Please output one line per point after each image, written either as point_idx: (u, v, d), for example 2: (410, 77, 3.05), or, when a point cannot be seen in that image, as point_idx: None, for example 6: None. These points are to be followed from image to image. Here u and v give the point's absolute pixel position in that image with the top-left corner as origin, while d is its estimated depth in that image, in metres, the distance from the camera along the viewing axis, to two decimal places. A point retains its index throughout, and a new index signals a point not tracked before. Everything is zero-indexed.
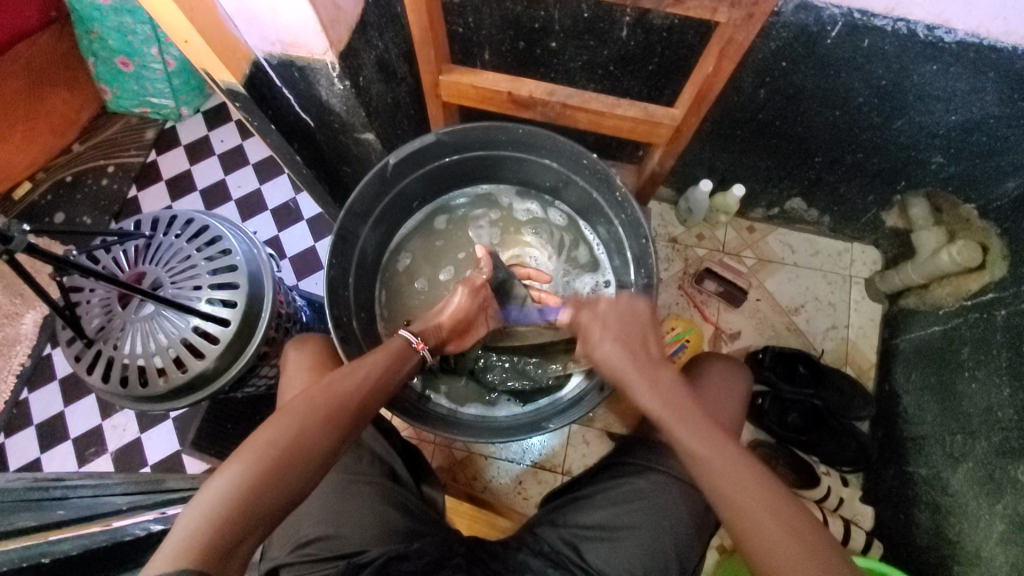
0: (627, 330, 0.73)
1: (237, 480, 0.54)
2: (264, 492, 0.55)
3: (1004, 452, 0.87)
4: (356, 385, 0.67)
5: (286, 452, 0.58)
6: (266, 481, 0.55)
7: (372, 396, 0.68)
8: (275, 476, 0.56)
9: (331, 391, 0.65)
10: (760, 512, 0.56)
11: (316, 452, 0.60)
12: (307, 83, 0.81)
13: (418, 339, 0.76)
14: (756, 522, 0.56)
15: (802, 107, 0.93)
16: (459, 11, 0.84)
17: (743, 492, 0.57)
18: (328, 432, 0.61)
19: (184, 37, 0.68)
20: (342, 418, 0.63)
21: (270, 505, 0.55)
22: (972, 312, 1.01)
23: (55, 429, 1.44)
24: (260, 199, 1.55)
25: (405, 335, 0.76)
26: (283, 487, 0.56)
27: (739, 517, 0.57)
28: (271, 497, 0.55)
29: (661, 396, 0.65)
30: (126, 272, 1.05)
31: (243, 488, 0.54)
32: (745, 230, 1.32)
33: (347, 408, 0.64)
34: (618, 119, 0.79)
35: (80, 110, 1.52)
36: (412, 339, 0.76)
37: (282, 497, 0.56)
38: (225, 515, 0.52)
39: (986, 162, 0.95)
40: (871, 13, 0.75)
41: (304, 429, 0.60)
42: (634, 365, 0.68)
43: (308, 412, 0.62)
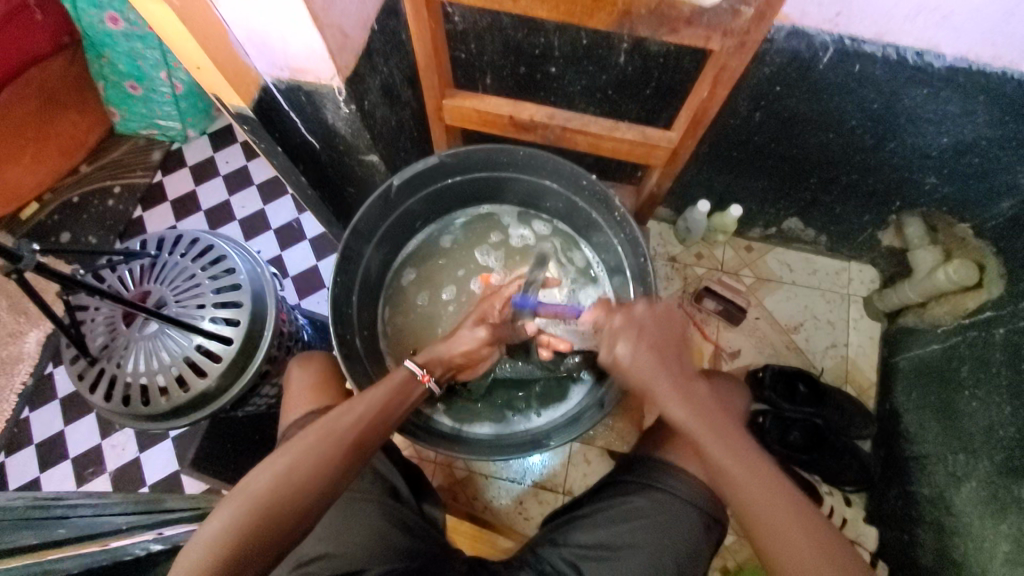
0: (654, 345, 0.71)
1: (232, 520, 0.57)
2: (256, 532, 0.57)
3: (1007, 471, 0.87)
4: (354, 421, 0.67)
5: (281, 492, 0.60)
6: (260, 521, 0.58)
7: (371, 431, 0.67)
8: (267, 517, 0.58)
9: (329, 428, 0.65)
10: (778, 516, 0.61)
11: (311, 489, 0.61)
12: (314, 106, 0.83)
13: (424, 371, 0.74)
14: (776, 527, 0.61)
15: (797, 129, 0.95)
16: (462, 39, 0.87)
17: (763, 499, 0.62)
18: (322, 472, 0.62)
19: (196, 65, 0.71)
20: (339, 454, 0.64)
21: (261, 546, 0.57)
22: (971, 330, 1.02)
23: (54, 448, 1.44)
24: (264, 218, 1.57)
25: (410, 366, 0.74)
26: (275, 527, 0.58)
27: (762, 525, 0.61)
28: (268, 535, 0.58)
29: (691, 406, 0.68)
30: (131, 290, 1.07)
31: (235, 529, 0.57)
32: (743, 249, 1.33)
33: (343, 445, 0.64)
34: (616, 141, 0.81)
35: (88, 132, 1.54)
36: (418, 371, 0.74)
37: (275, 537, 0.58)
38: (218, 557, 0.55)
39: (979, 182, 0.97)
40: (861, 38, 0.77)
41: (299, 465, 0.62)
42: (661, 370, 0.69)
43: (304, 448, 0.63)
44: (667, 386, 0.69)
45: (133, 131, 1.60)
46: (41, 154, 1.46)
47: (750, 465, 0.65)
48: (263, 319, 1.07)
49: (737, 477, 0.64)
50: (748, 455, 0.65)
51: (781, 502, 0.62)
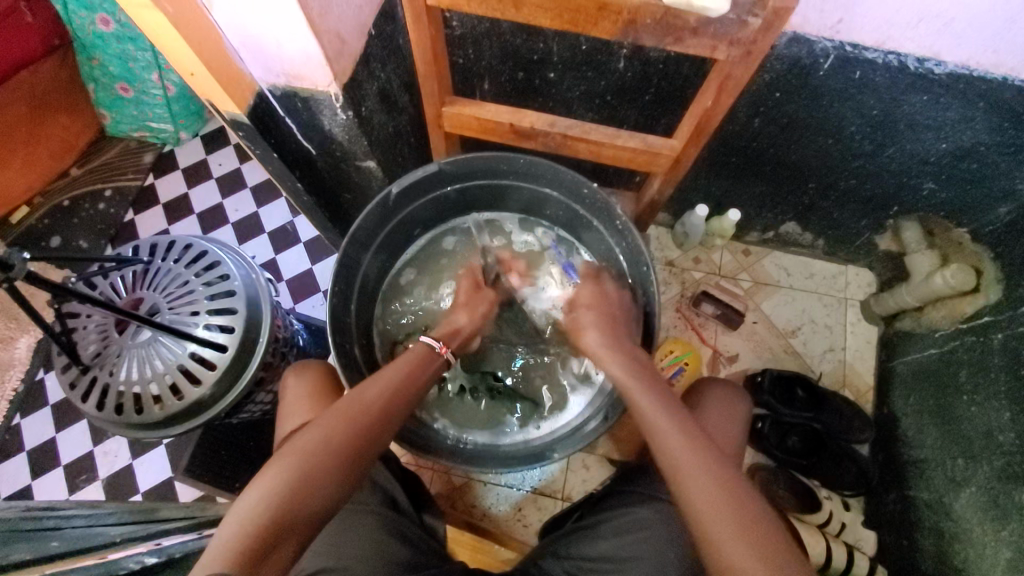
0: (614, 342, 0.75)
1: (273, 486, 0.57)
2: (296, 497, 0.57)
3: (1007, 477, 0.87)
4: (380, 390, 0.68)
5: (315, 461, 0.60)
6: (295, 498, 0.57)
7: (396, 407, 0.69)
8: (307, 480, 0.59)
9: (358, 397, 0.67)
10: (721, 510, 0.56)
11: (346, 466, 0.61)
12: (310, 112, 0.81)
13: (441, 344, 0.78)
14: (719, 521, 0.56)
15: (795, 135, 0.95)
16: (460, 43, 0.86)
17: (706, 490, 0.58)
18: (354, 437, 0.63)
19: (190, 71, 0.69)
20: (369, 423, 0.65)
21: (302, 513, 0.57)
22: (969, 334, 1.02)
23: (46, 455, 1.41)
24: (258, 222, 1.55)
25: (427, 341, 0.77)
26: (314, 492, 0.59)
27: (700, 519, 0.57)
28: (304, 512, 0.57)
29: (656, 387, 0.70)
30: (123, 297, 1.05)
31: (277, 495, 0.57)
32: (740, 253, 1.33)
33: (372, 421, 0.65)
34: (617, 149, 0.80)
35: (79, 135, 1.53)
36: (435, 344, 0.77)
37: (315, 502, 0.59)
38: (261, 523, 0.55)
39: (976, 188, 0.97)
40: (862, 45, 0.77)
41: (332, 442, 0.61)
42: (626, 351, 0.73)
43: (334, 424, 0.63)
44: (627, 377, 0.70)
45: (124, 133, 1.58)
46: (31, 157, 1.44)
47: (695, 453, 0.61)
48: (258, 325, 1.06)
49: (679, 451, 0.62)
50: (699, 444, 0.61)
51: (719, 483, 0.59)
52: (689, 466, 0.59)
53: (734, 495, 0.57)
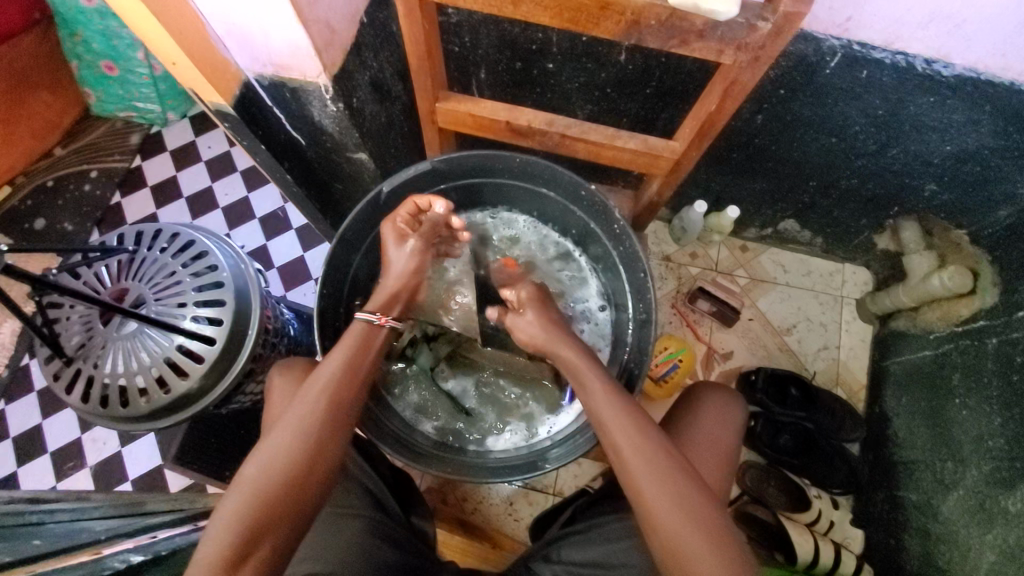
0: (557, 332, 0.74)
1: (246, 496, 0.58)
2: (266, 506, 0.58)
3: (995, 482, 0.88)
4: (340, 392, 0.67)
5: (282, 468, 0.61)
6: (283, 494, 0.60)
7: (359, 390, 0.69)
8: (276, 488, 0.60)
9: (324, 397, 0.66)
10: (661, 494, 0.60)
11: (320, 456, 0.63)
12: (299, 103, 0.78)
13: (379, 315, 0.74)
14: (655, 501, 0.59)
15: (799, 133, 0.93)
16: (456, 31, 0.83)
17: (649, 474, 0.60)
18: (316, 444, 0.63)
19: (171, 60, 0.66)
20: (330, 428, 0.64)
21: (273, 517, 0.58)
22: (964, 338, 1.02)
23: (32, 442, 1.40)
24: (247, 208, 1.52)
25: (363, 316, 0.73)
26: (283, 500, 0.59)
27: (643, 499, 0.60)
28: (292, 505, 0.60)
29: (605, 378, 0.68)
30: (108, 288, 1.03)
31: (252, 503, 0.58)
32: (738, 249, 1.32)
33: (341, 419, 0.65)
34: (617, 150, 0.78)
35: (62, 114, 1.48)
36: (373, 317, 0.73)
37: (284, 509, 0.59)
38: (237, 530, 0.57)
39: (978, 191, 0.95)
40: (871, 45, 0.75)
41: (312, 438, 0.63)
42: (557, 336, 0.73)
43: (315, 418, 0.64)
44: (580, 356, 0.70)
45: (110, 113, 1.53)
46: (11, 136, 1.39)
47: (639, 436, 0.63)
48: (247, 318, 1.04)
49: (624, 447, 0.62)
50: (639, 426, 0.64)
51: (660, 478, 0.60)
52: (628, 448, 0.62)
53: (673, 479, 0.60)
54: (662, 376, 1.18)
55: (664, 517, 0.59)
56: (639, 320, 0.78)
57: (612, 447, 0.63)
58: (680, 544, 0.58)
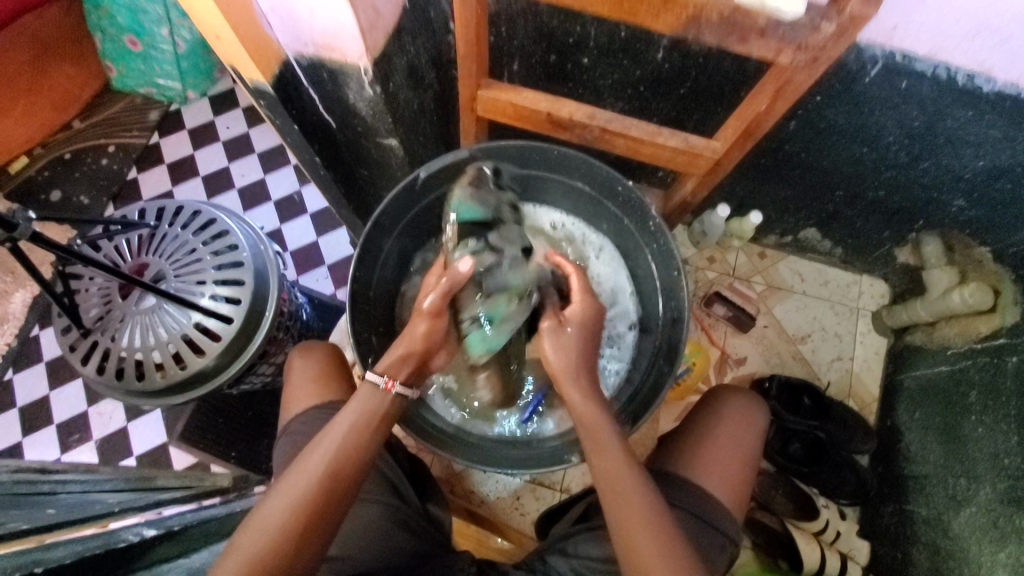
0: (584, 366, 0.70)
1: (281, 514, 0.58)
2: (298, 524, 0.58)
3: (1009, 500, 0.88)
4: (359, 422, 0.65)
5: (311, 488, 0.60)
6: (282, 551, 0.56)
7: (371, 445, 0.65)
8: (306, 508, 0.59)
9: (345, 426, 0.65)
10: (647, 537, 0.59)
11: (346, 476, 0.62)
12: (336, 85, 0.78)
13: (386, 378, 0.68)
14: (640, 542, 0.59)
15: (829, 141, 0.93)
16: (494, 21, 0.83)
17: (635, 510, 0.61)
18: (339, 469, 0.62)
19: (214, 34, 0.66)
20: (351, 455, 0.63)
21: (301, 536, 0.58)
22: (983, 355, 1.02)
23: (40, 413, 1.40)
24: (265, 189, 1.52)
25: (371, 377, 0.68)
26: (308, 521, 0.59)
27: (629, 537, 0.60)
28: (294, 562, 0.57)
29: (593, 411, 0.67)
30: (129, 261, 1.03)
31: (284, 522, 0.58)
32: (756, 255, 1.31)
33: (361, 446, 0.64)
34: (657, 147, 0.78)
35: (84, 86, 1.48)
36: (380, 380, 0.68)
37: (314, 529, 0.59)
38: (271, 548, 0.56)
39: (1006, 209, 0.95)
40: (914, 55, 0.74)
41: (316, 488, 0.60)
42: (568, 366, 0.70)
43: (324, 467, 0.61)
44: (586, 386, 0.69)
45: (131, 88, 1.52)
46: (32, 106, 1.39)
47: (628, 477, 0.63)
48: (265, 299, 1.03)
49: (615, 485, 0.63)
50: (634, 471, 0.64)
51: (647, 523, 0.60)
52: (622, 502, 0.61)
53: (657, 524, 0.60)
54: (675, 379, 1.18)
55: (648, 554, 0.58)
56: (669, 319, 0.78)
57: (605, 481, 0.63)
58: None
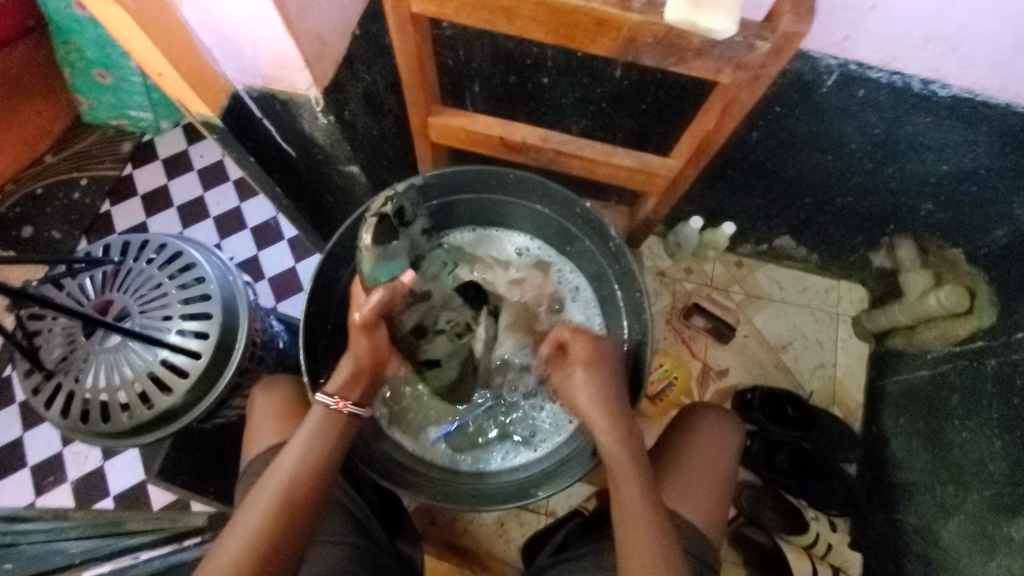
0: (604, 390, 0.71)
1: (250, 531, 0.59)
2: (267, 536, 0.59)
3: (996, 507, 0.87)
4: (314, 433, 0.67)
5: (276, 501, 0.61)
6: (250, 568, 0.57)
7: (335, 453, 0.67)
8: (273, 518, 0.60)
9: (305, 440, 0.66)
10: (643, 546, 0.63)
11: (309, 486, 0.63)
12: (290, 115, 0.77)
13: (338, 397, 0.69)
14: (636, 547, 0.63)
15: (795, 150, 0.92)
16: (450, 45, 0.82)
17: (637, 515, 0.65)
18: (307, 477, 0.63)
19: (158, 71, 0.65)
20: (316, 465, 0.65)
21: (273, 547, 0.59)
22: (961, 358, 1.01)
23: (12, 457, 1.36)
24: (238, 217, 1.50)
25: (321, 399, 0.69)
26: (277, 533, 0.60)
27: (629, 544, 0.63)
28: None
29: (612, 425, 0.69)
30: (92, 299, 1.00)
31: (252, 537, 0.59)
32: (733, 265, 1.31)
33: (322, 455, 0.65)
34: (613, 167, 0.77)
35: (54, 120, 1.45)
36: (332, 400, 0.69)
37: (285, 540, 0.60)
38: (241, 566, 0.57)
39: (976, 211, 0.96)
40: (868, 64, 0.74)
41: (280, 500, 0.61)
42: (591, 388, 0.71)
43: (284, 482, 0.62)
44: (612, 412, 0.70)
45: (102, 120, 1.51)
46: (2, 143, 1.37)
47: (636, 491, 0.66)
48: (234, 332, 1.01)
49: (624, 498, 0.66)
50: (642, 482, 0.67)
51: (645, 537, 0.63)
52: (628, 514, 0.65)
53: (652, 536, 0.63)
54: (657, 394, 1.16)
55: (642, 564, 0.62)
56: (635, 341, 0.76)
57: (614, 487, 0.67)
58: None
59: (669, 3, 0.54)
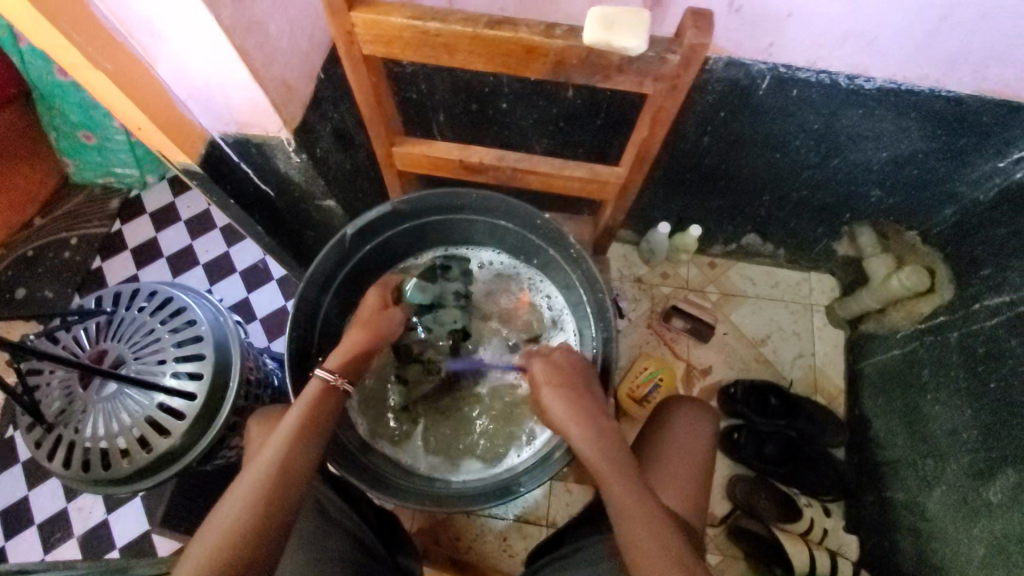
0: (575, 388, 0.74)
1: (241, 507, 0.57)
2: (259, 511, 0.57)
3: (974, 474, 0.89)
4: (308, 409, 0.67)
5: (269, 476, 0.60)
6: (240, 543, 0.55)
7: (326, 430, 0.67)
8: (267, 493, 0.59)
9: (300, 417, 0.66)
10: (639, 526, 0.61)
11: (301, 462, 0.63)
12: (265, 157, 0.82)
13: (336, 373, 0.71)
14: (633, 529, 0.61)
15: (745, 151, 0.98)
16: (412, 81, 0.88)
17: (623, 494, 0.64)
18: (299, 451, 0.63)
19: (137, 126, 0.70)
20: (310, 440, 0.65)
21: (266, 522, 0.57)
22: (928, 334, 1.05)
23: (15, 518, 1.36)
24: (227, 262, 1.54)
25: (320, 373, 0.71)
26: (270, 507, 0.58)
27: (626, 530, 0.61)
28: (250, 562, 0.55)
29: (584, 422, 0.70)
30: (88, 351, 1.03)
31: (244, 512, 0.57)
32: (706, 266, 1.36)
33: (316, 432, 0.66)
34: (567, 179, 0.82)
35: (41, 183, 1.51)
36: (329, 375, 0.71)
37: (278, 515, 0.58)
38: (231, 542, 0.55)
39: (922, 192, 1.02)
40: (795, 67, 0.80)
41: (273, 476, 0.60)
42: (566, 388, 0.74)
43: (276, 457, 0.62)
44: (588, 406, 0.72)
45: (88, 179, 1.56)
46: None
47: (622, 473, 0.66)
48: (228, 370, 1.04)
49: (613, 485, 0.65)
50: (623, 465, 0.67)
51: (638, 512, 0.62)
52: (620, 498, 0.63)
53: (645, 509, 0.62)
54: (645, 397, 1.19)
55: (644, 545, 0.59)
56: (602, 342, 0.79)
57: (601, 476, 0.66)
58: (638, 559, 0.59)
59: (585, 29, 0.60)
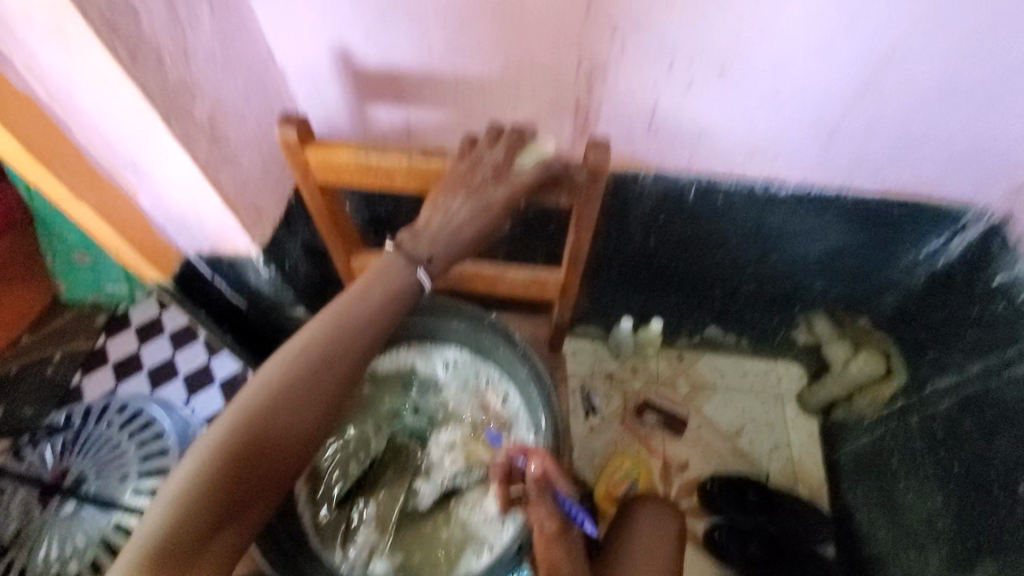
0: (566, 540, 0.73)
1: (283, 375, 0.59)
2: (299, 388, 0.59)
3: (955, 566, 0.86)
4: (351, 313, 0.64)
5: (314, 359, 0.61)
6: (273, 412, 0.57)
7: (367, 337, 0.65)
8: (308, 373, 0.60)
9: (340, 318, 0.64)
10: None
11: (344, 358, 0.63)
12: (235, 271, 0.88)
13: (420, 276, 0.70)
14: None
15: (690, 250, 1.06)
16: (379, 200, 0.96)
17: None
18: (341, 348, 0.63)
19: (116, 247, 0.77)
20: (350, 344, 0.64)
21: (302, 399, 0.59)
22: (892, 419, 1.07)
23: None
24: (206, 373, 1.56)
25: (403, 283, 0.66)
26: (311, 392, 0.60)
27: None
28: (275, 440, 0.57)
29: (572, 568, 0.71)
30: (51, 468, 1.00)
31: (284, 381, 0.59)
32: (675, 360, 1.38)
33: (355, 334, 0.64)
34: (511, 282, 0.89)
35: (32, 303, 1.56)
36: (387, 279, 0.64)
37: (317, 399, 0.61)
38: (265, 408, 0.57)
39: (860, 283, 1.09)
40: (716, 177, 0.90)
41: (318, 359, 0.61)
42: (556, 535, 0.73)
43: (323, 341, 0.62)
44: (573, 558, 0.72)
45: (79, 297, 1.61)
46: None
47: None
48: None
49: None
50: None
51: None
52: None
53: None
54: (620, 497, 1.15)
55: None
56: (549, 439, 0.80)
57: None
58: None
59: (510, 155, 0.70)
